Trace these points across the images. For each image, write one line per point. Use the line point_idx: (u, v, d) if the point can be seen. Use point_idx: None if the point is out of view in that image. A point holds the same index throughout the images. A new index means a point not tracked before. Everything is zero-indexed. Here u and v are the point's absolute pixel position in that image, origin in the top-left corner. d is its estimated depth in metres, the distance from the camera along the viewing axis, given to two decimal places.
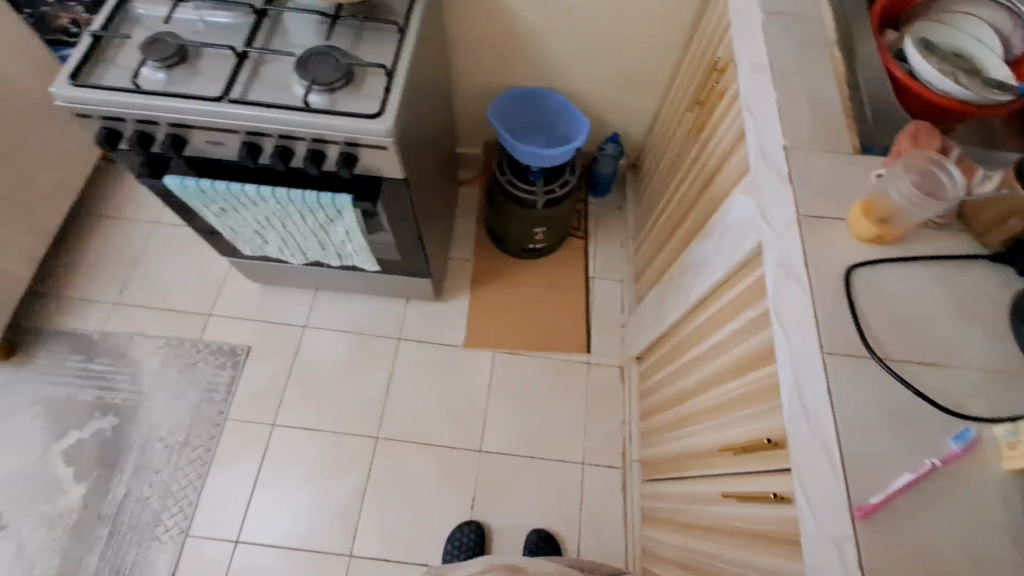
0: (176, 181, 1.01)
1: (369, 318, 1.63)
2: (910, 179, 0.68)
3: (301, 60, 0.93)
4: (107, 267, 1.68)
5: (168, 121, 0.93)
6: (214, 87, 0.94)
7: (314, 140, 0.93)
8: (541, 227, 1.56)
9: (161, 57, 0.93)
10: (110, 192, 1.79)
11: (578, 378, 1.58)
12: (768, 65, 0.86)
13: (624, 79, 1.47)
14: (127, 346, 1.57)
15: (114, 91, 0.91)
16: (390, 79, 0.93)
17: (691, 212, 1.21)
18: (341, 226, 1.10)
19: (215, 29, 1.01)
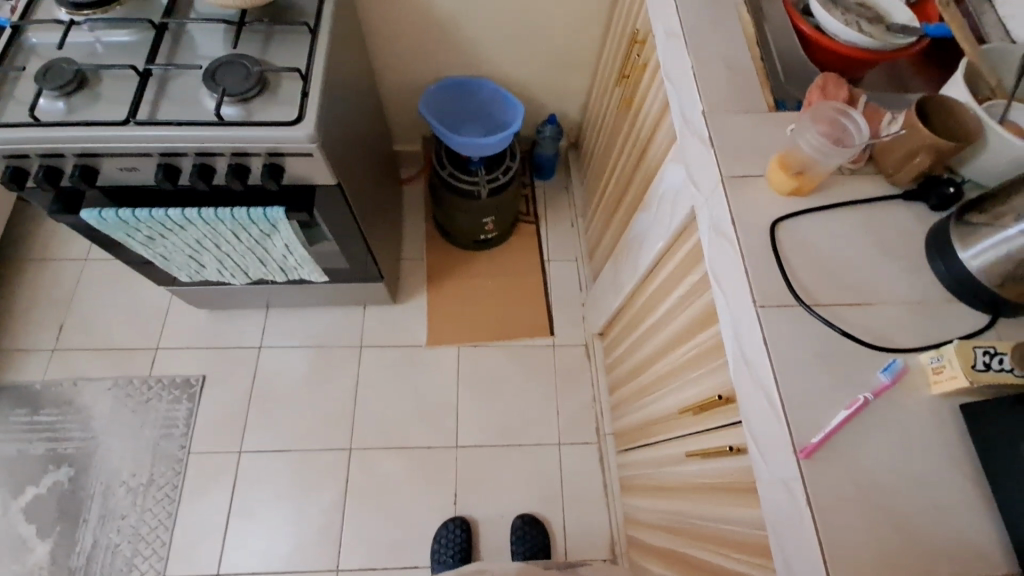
0: (93, 215, 0.96)
1: (327, 330, 1.59)
2: (820, 129, 0.71)
3: (209, 71, 0.89)
4: (39, 312, 1.58)
5: (74, 152, 0.88)
6: (119, 110, 0.89)
7: (234, 154, 0.90)
8: (489, 216, 1.56)
9: (58, 85, 0.88)
10: (32, 233, 1.68)
11: (545, 361, 1.59)
12: (681, 32, 0.87)
13: (553, 59, 1.47)
14: (72, 392, 1.49)
15: (10, 127, 0.86)
16: (306, 82, 0.90)
17: (631, 185, 1.23)
18: (279, 239, 1.07)
19: (113, 49, 0.96)
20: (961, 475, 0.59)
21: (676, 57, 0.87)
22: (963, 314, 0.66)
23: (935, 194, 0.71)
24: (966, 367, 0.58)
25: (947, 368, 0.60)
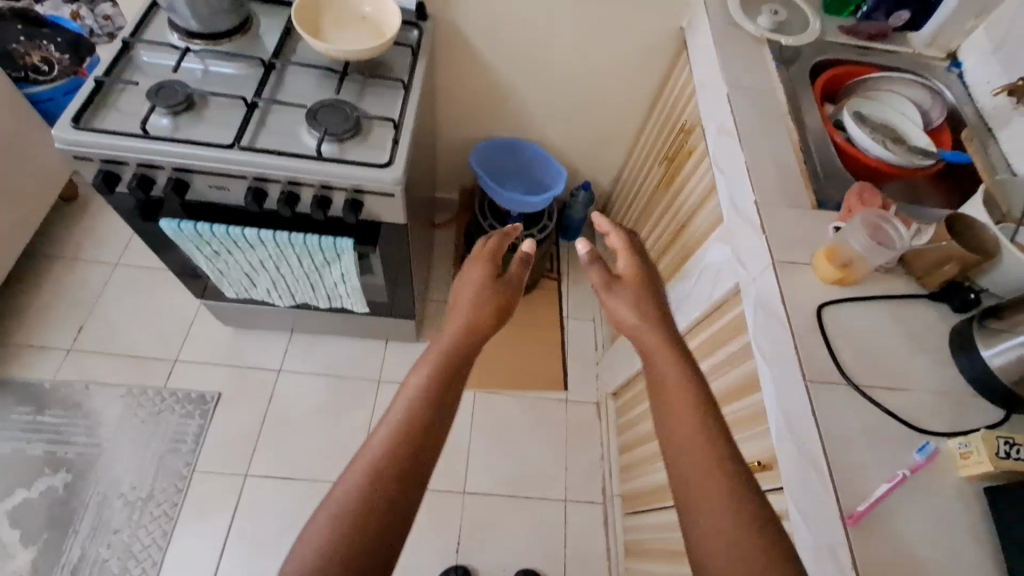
0: (173, 225, 1.00)
1: (347, 360, 1.62)
2: (865, 231, 0.80)
3: (312, 112, 0.98)
4: (61, 311, 1.59)
5: (172, 166, 0.93)
6: (222, 134, 0.95)
7: (321, 186, 0.97)
8: (522, 268, 1.64)
9: (169, 104, 0.93)
10: (66, 234, 1.71)
11: (557, 415, 1.62)
12: (735, 131, 0.98)
13: (596, 133, 1.60)
14: (83, 396, 1.47)
15: (117, 135, 0.90)
16: (398, 132, 0.99)
17: (663, 258, 1.32)
18: (339, 269, 1.13)
19: (218, 79, 1.02)
20: (987, 556, 0.64)
21: (730, 151, 0.99)
22: (982, 407, 0.74)
23: (958, 298, 0.80)
24: (992, 454, 0.65)
25: (974, 454, 0.67)
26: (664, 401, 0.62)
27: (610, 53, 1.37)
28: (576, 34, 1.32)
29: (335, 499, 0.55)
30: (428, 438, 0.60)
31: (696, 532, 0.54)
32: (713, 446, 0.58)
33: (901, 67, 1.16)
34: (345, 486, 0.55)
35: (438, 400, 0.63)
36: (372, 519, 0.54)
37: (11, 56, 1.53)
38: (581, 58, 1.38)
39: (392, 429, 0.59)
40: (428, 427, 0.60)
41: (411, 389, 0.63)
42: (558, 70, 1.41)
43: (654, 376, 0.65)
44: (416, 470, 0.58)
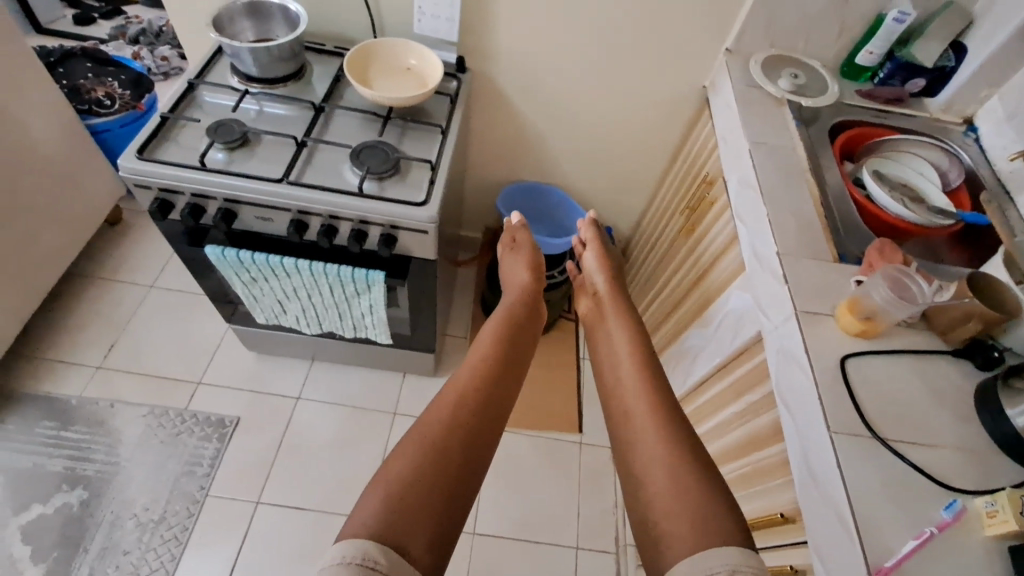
0: (216, 251, 1.06)
1: (365, 391, 1.63)
2: (887, 285, 0.81)
3: (356, 152, 1.04)
4: (94, 329, 1.64)
5: (223, 196, 0.99)
6: (271, 169, 1.02)
7: (359, 221, 1.02)
8: None
9: (226, 140, 1.01)
10: (106, 256, 1.79)
11: (571, 459, 1.61)
12: (756, 184, 1.02)
13: (619, 180, 1.66)
14: (107, 413, 1.50)
15: (176, 167, 0.97)
16: (434, 173, 1.05)
17: (683, 305, 1.34)
18: (368, 300, 1.16)
19: (271, 119, 1.10)
20: None
21: (751, 203, 1.02)
22: (1009, 467, 0.73)
23: (981, 355, 0.81)
24: (1016, 512, 0.64)
25: (1000, 513, 0.66)
26: (623, 384, 0.93)
27: (635, 107, 1.44)
28: (603, 89, 1.40)
29: (436, 413, 0.80)
30: (494, 386, 0.88)
31: (646, 474, 0.77)
32: (664, 423, 0.82)
33: (918, 130, 1.21)
34: (443, 405, 0.82)
35: (499, 365, 0.92)
36: (459, 428, 0.79)
37: (78, 90, 1.65)
38: (607, 111, 1.45)
39: (471, 377, 0.87)
40: (492, 381, 0.88)
41: (482, 353, 0.94)
42: (585, 121, 1.49)
43: (616, 341, 1.03)
44: (486, 407, 0.84)
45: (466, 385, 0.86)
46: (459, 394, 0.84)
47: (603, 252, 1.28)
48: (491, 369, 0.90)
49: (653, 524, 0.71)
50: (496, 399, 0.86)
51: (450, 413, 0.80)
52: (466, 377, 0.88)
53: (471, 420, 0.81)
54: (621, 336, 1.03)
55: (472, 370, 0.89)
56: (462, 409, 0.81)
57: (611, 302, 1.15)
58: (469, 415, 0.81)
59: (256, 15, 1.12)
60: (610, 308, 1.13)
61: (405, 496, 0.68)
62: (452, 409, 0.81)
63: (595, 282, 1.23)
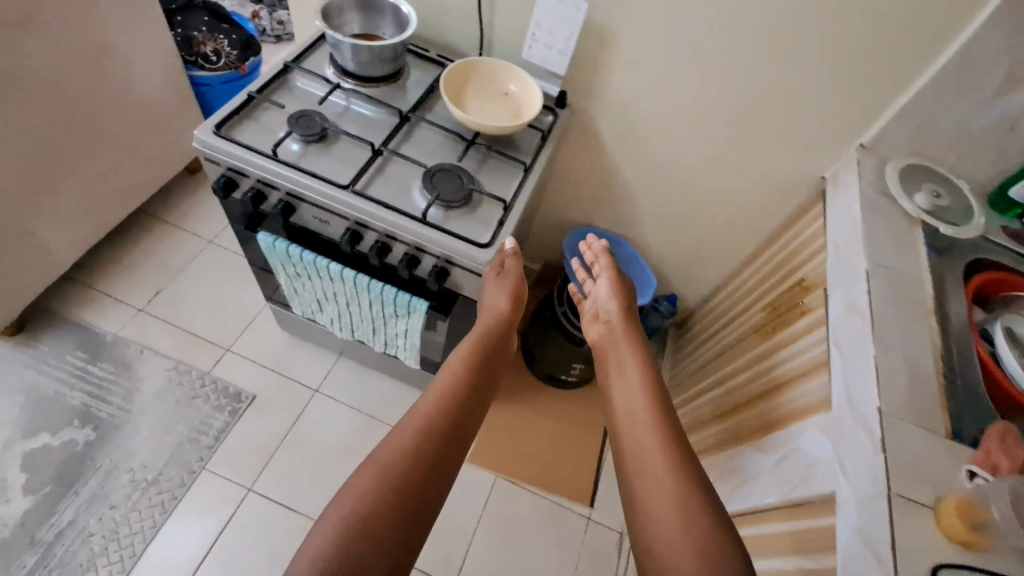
0: (268, 240, 1.02)
1: (383, 401, 1.57)
2: (1016, 499, 0.66)
3: (429, 173, 0.97)
4: (146, 272, 1.67)
5: (286, 190, 0.95)
6: (341, 171, 0.97)
7: (414, 247, 0.94)
8: (580, 363, 1.57)
9: (305, 133, 0.97)
10: (177, 202, 1.83)
11: (574, 533, 1.49)
12: (866, 312, 0.88)
13: (700, 250, 1.52)
14: (134, 358, 1.51)
15: (249, 150, 0.93)
16: (505, 214, 0.96)
17: (740, 412, 1.19)
18: (405, 325, 1.09)
19: (355, 118, 1.05)
20: None
21: (853, 332, 0.88)
22: None
23: None
24: None
25: None
26: (634, 417, 0.89)
27: (737, 182, 1.31)
28: (707, 155, 1.28)
29: (393, 445, 0.76)
30: (461, 416, 0.84)
31: (649, 505, 0.76)
32: (682, 468, 0.78)
33: None
34: (400, 435, 0.77)
35: (467, 392, 0.88)
36: (416, 464, 0.74)
37: (190, 42, 1.69)
38: (705, 179, 1.33)
39: (433, 403, 0.83)
40: (458, 409, 0.84)
41: (451, 374, 0.89)
42: (678, 183, 1.37)
43: (618, 381, 0.97)
44: (449, 439, 0.80)
45: (429, 413, 0.82)
46: (420, 424, 0.80)
47: (619, 281, 1.13)
48: (457, 395, 0.86)
49: (654, 560, 0.70)
50: (459, 431, 0.82)
51: (408, 447, 0.76)
52: (426, 404, 0.84)
53: (434, 454, 0.76)
54: (632, 372, 0.96)
55: (436, 398, 0.85)
56: (421, 442, 0.77)
57: (625, 334, 1.04)
58: (426, 450, 0.76)
59: (367, 10, 1.08)
60: (620, 342, 1.04)
61: (363, 526, 0.66)
62: (411, 441, 0.76)
63: (609, 312, 1.11)
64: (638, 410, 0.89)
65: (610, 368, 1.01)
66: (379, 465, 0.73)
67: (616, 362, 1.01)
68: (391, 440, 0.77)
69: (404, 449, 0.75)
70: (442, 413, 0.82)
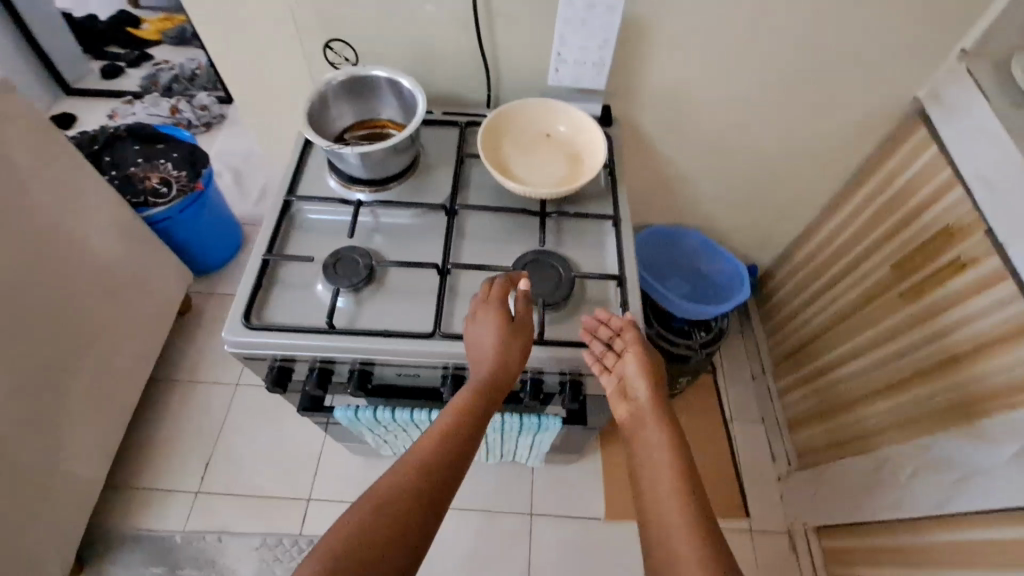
0: (350, 413, 0.83)
1: (494, 490, 1.42)
2: None
3: (517, 276, 0.78)
4: (184, 446, 1.47)
5: (359, 360, 0.75)
6: (414, 312, 0.77)
7: (536, 372, 0.77)
8: (686, 377, 1.41)
9: (352, 283, 0.76)
10: (182, 354, 1.61)
11: (743, 551, 1.39)
12: None
13: (773, 214, 1.36)
14: (215, 550, 1.35)
15: (297, 331, 0.73)
16: (625, 293, 0.78)
17: (917, 387, 1.04)
18: (531, 438, 0.93)
19: (393, 234, 0.84)
20: None
21: None
22: None
23: None
24: None
25: None
26: (665, 535, 0.59)
27: (812, 132, 1.13)
28: (772, 118, 1.10)
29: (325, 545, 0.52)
30: (435, 502, 0.58)
31: None
32: None
33: None
34: (339, 531, 0.53)
35: (448, 465, 0.61)
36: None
37: (131, 180, 1.43)
38: (774, 141, 1.15)
39: (396, 484, 0.58)
40: (434, 492, 0.58)
41: (432, 440, 0.62)
42: (743, 156, 1.19)
43: (648, 455, 0.66)
44: (407, 533, 0.55)
45: (386, 496, 0.56)
46: (370, 515, 0.55)
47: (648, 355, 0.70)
48: (436, 472, 0.60)
49: None
50: (429, 521, 0.57)
51: (344, 547, 0.52)
52: (386, 482, 0.58)
53: (380, 561, 0.52)
54: (667, 472, 0.64)
55: (402, 471, 0.59)
56: (368, 541, 0.53)
57: (660, 429, 0.67)
58: (373, 552, 0.52)
59: (357, 95, 0.87)
60: (655, 429, 0.68)
61: None
62: (348, 541, 0.52)
63: (634, 388, 0.70)
64: (669, 510, 0.61)
65: (643, 456, 0.67)
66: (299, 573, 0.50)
67: (648, 453, 0.66)
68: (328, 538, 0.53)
69: (339, 553, 0.51)
70: (405, 495, 0.57)
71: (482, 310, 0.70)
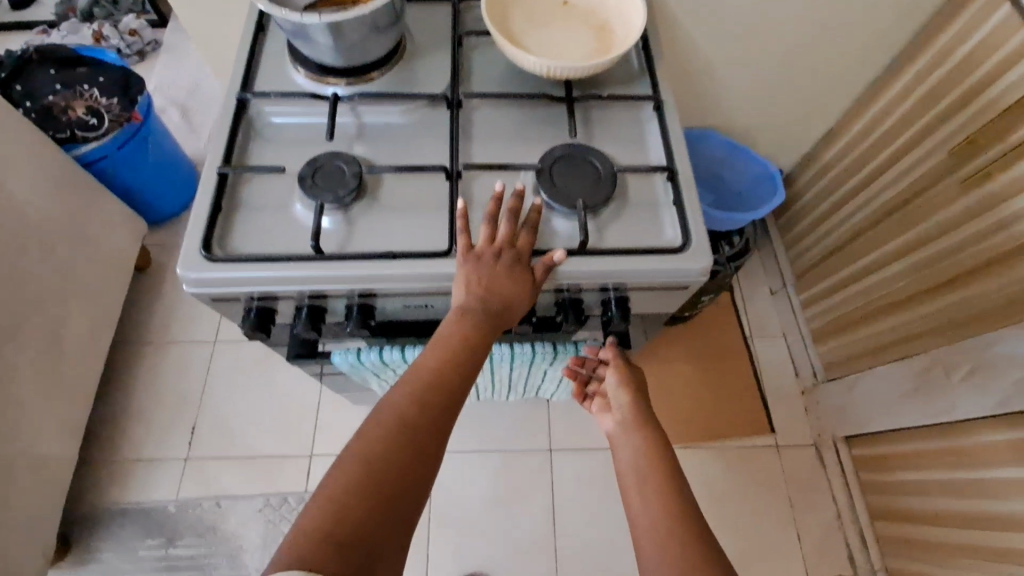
0: (351, 356, 0.70)
1: (510, 429, 1.33)
2: None
3: (548, 175, 0.63)
4: (165, 412, 1.34)
5: (358, 292, 0.61)
6: (420, 229, 0.62)
7: (578, 290, 0.63)
8: (708, 295, 1.30)
9: (338, 196, 0.60)
10: (148, 313, 1.43)
11: (770, 468, 1.35)
12: None
13: (803, 107, 1.21)
14: (216, 516, 1.25)
15: (276, 260, 0.58)
16: (677, 187, 0.64)
17: (981, 279, 0.98)
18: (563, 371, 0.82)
19: (383, 135, 0.67)
20: None
21: None
22: None
23: None
24: None
25: None
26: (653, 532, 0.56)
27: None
28: None
29: (319, 500, 0.44)
30: (436, 442, 0.50)
31: None
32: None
33: None
34: (334, 481, 0.45)
35: (446, 402, 0.53)
36: (362, 534, 0.42)
37: (49, 112, 1.19)
38: (816, 11, 0.98)
39: (391, 425, 0.49)
40: (435, 430, 0.51)
41: (426, 374, 0.54)
42: (778, 35, 1.02)
43: (630, 458, 0.63)
44: (417, 469, 0.48)
45: (383, 439, 0.48)
46: (368, 462, 0.46)
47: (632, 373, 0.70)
48: (434, 409, 0.52)
49: None
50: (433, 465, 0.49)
51: (345, 498, 0.44)
52: (379, 423, 0.49)
53: (386, 511, 0.44)
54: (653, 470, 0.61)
55: (396, 409, 0.50)
56: (371, 489, 0.45)
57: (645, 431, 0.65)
58: (376, 501, 0.44)
59: None
60: (636, 436, 0.65)
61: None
62: (347, 491, 0.44)
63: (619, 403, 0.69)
64: (661, 497, 0.58)
65: (625, 466, 0.63)
66: (295, 532, 0.42)
67: (630, 462, 0.63)
68: (320, 492, 0.44)
69: (340, 507, 0.43)
70: (405, 438, 0.49)
71: (481, 256, 0.58)
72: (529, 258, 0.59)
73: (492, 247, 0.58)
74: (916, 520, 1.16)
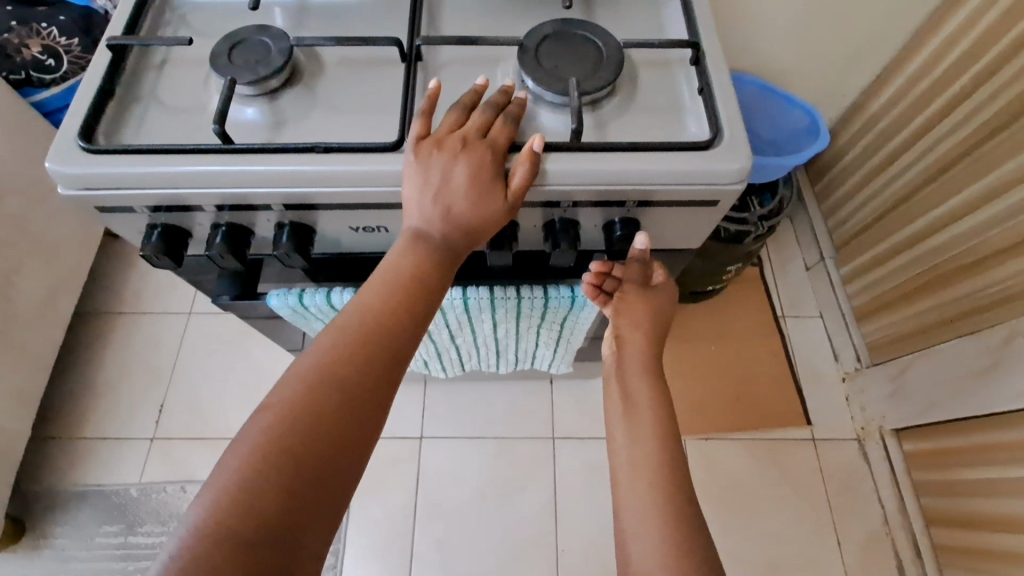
0: (291, 299, 0.56)
1: (507, 412, 1.18)
2: None
3: (532, 52, 0.49)
4: (131, 386, 1.22)
5: (287, 204, 0.47)
6: (365, 126, 0.48)
7: (574, 206, 0.49)
8: (735, 265, 1.13)
9: (257, 73, 0.47)
10: (119, 282, 1.32)
11: (805, 463, 1.17)
12: None
13: (848, 46, 1.04)
14: (179, 501, 1.13)
15: (171, 153, 0.45)
16: (700, 70, 0.50)
17: None
18: (560, 328, 0.67)
19: (329, 17, 0.54)
20: None
21: None
22: None
23: None
24: None
25: None
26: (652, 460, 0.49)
27: None
28: None
29: (216, 482, 0.33)
30: (376, 399, 0.38)
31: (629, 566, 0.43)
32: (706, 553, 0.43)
33: None
34: (238, 459, 0.34)
35: (385, 335, 0.40)
36: (284, 514, 0.33)
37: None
38: None
39: (316, 371, 0.38)
40: (372, 383, 0.39)
41: (365, 308, 0.41)
42: None
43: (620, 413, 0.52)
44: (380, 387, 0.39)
45: (317, 378, 0.37)
46: (281, 431, 0.35)
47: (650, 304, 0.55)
48: (374, 354, 0.39)
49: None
50: (372, 424, 0.38)
51: (249, 479, 0.33)
52: (299, 376, 0.37)
53: (310, 486, 0.34)
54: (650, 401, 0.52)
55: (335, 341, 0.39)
56: (290, 449, 0.35)
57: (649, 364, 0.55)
58: (298, 470, 0.34)
59: None
60: (636, 381, 0.53)
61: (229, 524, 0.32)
62: (253, 474, 0.33)
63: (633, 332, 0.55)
64: (645, 461, 0.48)
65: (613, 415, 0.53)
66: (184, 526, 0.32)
67: (620, 414, 0.51)
68: (218, 470, 0.34)
69: (248, 482, 0.33)
70: (333, 395, 0.37)
71: (441, 146, 0.44)
72: (505, 153, 0.45)
73: (457, 135, 0.45)
74: (983, 526, 0.97)
